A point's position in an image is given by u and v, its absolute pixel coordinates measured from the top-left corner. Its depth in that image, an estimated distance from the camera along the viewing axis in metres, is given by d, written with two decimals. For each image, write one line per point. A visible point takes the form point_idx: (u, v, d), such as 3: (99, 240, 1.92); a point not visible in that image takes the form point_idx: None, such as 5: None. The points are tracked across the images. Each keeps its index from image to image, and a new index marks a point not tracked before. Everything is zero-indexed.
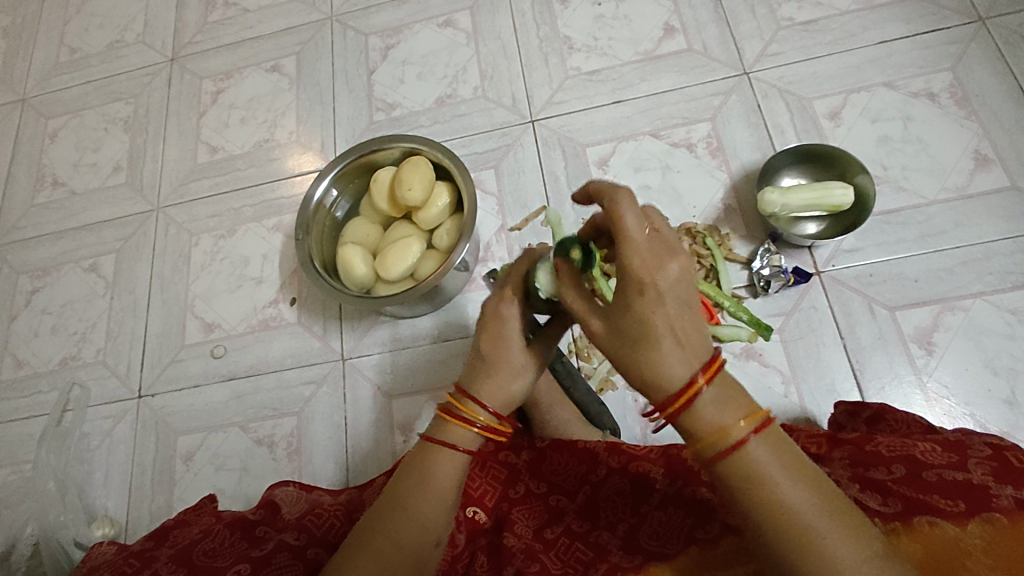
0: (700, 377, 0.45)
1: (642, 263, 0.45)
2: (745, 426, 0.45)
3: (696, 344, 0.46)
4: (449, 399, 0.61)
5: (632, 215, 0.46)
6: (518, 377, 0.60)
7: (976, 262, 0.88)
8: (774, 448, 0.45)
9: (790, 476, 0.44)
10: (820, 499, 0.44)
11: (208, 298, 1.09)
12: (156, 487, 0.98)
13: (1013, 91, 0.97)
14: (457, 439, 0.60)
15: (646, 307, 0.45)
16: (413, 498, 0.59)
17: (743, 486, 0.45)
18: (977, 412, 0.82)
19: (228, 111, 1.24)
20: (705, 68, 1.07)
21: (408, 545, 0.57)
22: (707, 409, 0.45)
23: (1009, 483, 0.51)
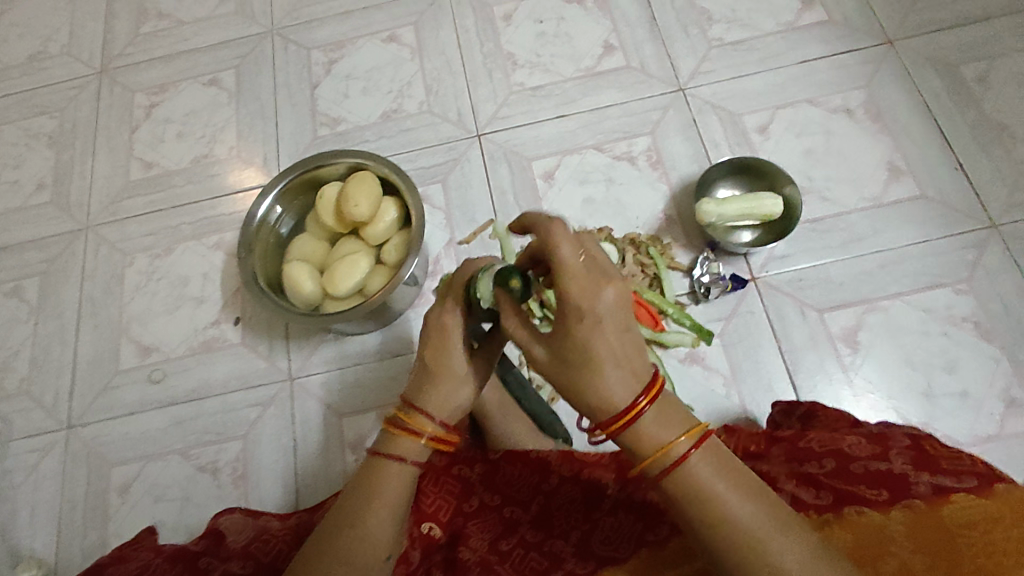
0: (640, 399, 0.48)
1: (579, 292, 0.48)
2: (686, 442, 0.48)
3: (634, 367, 0.49)
4: (397, 411, 0.61)
5: (566, 248, 0.48)
6: (465, 387, 0.61)
7: (893, 266, 0.95)
8: (716, 463, 0.48)
9: (730, 486, 0.48)
10: (761, 506, 0.47)
11: (144, 320, 1.05)
12: (89, 522, 0.93)
13: (920, 108, 1.05)
14: (404, 451, 0.60)
15: (586, 334, 0.49)
16: (360, 515, 0.58)
17: (689, 502, 0.48)
18: (900, 406, 0.88)
19: (163, 125, 1.20)
20: (643, 84, 1.12)
21: (359, 564, 0.56)
22: (650, 428, 0.49)
23: (927, 470, 0.55)
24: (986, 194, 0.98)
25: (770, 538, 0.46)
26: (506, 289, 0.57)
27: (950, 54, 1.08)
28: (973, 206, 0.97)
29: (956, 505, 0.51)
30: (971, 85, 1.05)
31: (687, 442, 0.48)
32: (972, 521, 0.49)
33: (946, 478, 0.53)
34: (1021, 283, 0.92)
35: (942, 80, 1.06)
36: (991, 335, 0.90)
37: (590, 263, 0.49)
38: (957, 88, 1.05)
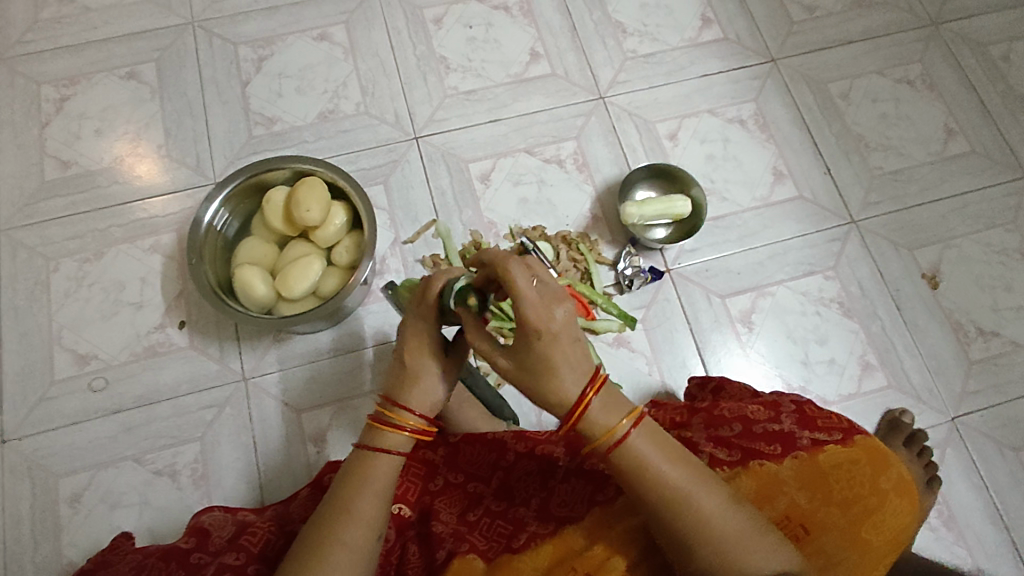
0: (588, 394, 0.58)
1: (535, 313, 0.56)
2: (626, 423, 0.59)
3: (582, 366, 0.58)
4: (379, 408, 0.68)
5: (521, 279, 0.56)
6: (442, 383, 0.68)
7: (778, 256, 1.13)
8: (650, 437, 0.60)
9: (664, 457, 0.60)
10: (681, 469, 0.60)
11: (78, 328, 1.03)
12: (40, 535, 0.93)
13: (798, 119, 1.24)
14: (392, 444, 0.68)
15: (544, 349, 0.57)
16: (355, 504, 0.65)
17: (632, 473, 0.60)
18: (784, 373, 1.07)
19: (78, 121, 1.15)
20: (568, 91, 1.22)
21: (359, 548, 0.64)
22: (598, 417, 0.59)
23: (807, 427, 0.71)
24: (848, 194, 1.18)
25: (694, 493, 0.59)
26: (466, 306, 0.63)
27: (821, 72, 1.27)
28: (839, 205, 1.18)
29: (829, 453, 0.68)
30: (837, 101, 1.25)
31: (627, 421, 0.60)
32: (840, 463, 0.68)
33: (820, 432, 0.71)
34: (872, 269, 1.14)
35: (814, 95, 1.25)
36: (851, 312, 1.11)
37: (542, 292, 0.57)
38: (827, 104, 1.25)
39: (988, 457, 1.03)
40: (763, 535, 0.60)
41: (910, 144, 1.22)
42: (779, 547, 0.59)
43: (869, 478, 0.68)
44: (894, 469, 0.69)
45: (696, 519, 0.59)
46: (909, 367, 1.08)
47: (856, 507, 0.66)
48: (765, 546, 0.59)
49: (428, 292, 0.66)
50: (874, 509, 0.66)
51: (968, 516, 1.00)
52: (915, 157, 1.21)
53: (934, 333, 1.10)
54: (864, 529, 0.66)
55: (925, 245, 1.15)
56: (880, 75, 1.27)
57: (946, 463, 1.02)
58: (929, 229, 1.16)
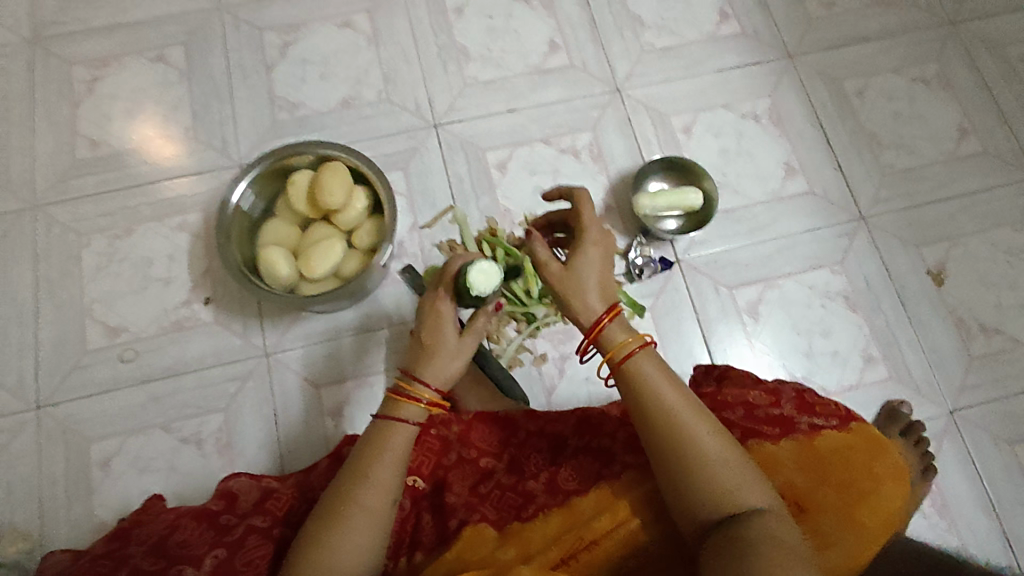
0: (608, 312, 0.66)
1: (594, 232, 0.71)
2: (635, 345, 0.65)
3: (608, 291, 0.68)
4: (398, 381, 0.72)
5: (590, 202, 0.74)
6: (458, 360, 0.72)
7: (787, 249, 1.16)
8: (656, 366, 0.65)
9: (666, 383, 0.64)
10: (681, 398, 0.64)
11: (109, 302, 1.07)
12: (73, 496, 0.98)
13: (812, 116, 1.25)
14: (409, 414, 0.70)
15: (590, 254, 0.69)
16: (372, 470, 0.68)
17: (636, 391, 0.64)
18: (788, 364, 1.10)
19: (109, 102, 1.19)
20: (586, 83, 1.24)
21: (375, 510, 0.67)
22: (610, 332, 0.66)
23: (807, 413, 0.75)
24: (858, 191, 1.20)
25: (690, 423, 0.62)
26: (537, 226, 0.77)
27: (837, 69, 1.28)
28: (848, 201, 1.19)
29: (826, 438, 0.72)
30: (852, 98, 1.27)
31: (636, 342, 0.65)
32: (838, 447, 0.71)
33: (819, 419, 0.74)
34: (879, 265, 1.16)
35: (829, 92, 1.27)
36: (856, 306, 1.13)
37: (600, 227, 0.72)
38: (841, 100, 1.26)
39: (984, 450, 1.06)
40: (750, 473, 0.61)
41: (922, 142, 1.24)
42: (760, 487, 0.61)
43: (865, 462, 0.71)
44: (890, 457, 0.72)
45: (687, 447, 0.61)
46: (911, 361, 1.10)
47: (852, 489, 0.69)
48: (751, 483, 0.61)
49: (447, 269, 0.76)
50: (870, 492, 0.69)
51: (962, 506, 1.03)
52: (926, 155, 1.23)
53: (937, 329, 1.12)
54: (860, 510, 0.68)
55: (932, 242, 1.17)
56: (895, 74, 1.28)
57: (943, 454, 1.05)
58: (937, 227, 1.18)
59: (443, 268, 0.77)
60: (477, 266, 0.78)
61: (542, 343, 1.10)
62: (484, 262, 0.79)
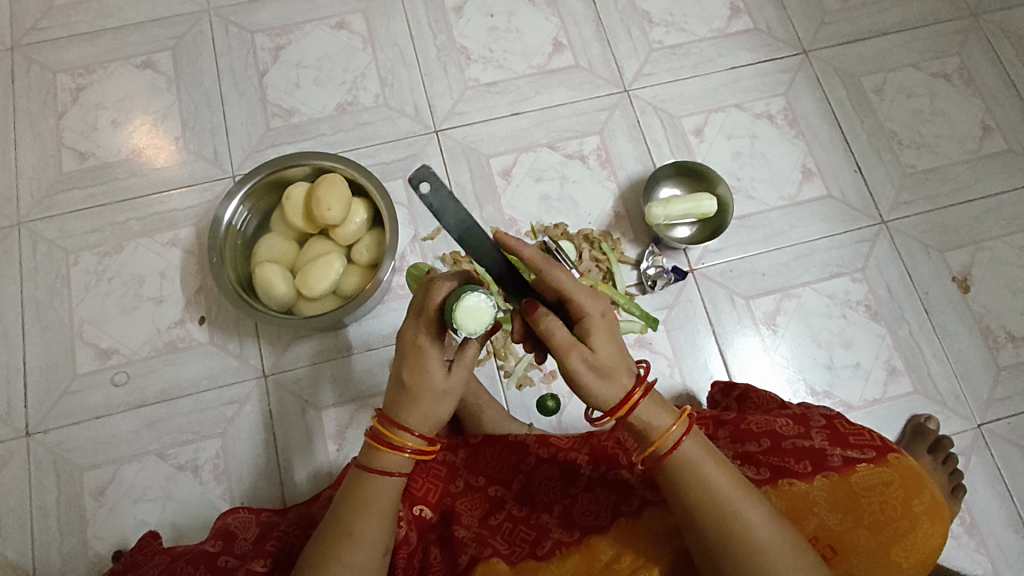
0: (637, 394, 0.59)
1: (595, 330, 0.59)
2: (678, 429, 0.61)
3: (623, 367, 0.60)
4: (376, 424, 0.64)
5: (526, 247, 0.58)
6: (445, 403, 0.63)
7: (805, 257, 1.11)
8: (700, 445, 0.62)
9: (711, 463, 0.61)
10: (728, 477, 0.61)
11: (99, 323, 1.03)
12: (66, 528, 0.94)
13: (828, 115, 1.20)
14: (397, 467, 0.64)
15: (600, 331, 0.59)
16: (360, 527, 0.63)
17: (683, 474, 0.61)
18: (808, 377, 1.05)
19: (95, 112, 1.14)
20: (592, 84, 1.19)
21: (362, 567, 0.62)
22: (647, 418, 0.61)
23: (839, 445, 0.71)
24: (878, 194, 1.15)
25: (741, 505, 0.60)
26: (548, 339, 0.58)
27: (854, 65, 1.23)
28: (868, 204, 1.14)
29: (861, 473, 0.67)
30: (870, 95, 1.21)
31: (678, 429, 0.61)
32: (872, 484, 0.66)
33: (853, 450, 0.70)
34: (902, 271, 1.11)
35: (846, 90, 1.21)
36: (878, 316, 1.09)
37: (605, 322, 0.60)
38: (859, 98, 1.21)
39: (1015, 466, 1.02)
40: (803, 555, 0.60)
41: (944, 141, 1.19)
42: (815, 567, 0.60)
43: (902, 501, 0.66)
44: (928, 491, 0.67)
45: (740, 537, 0.59)
46: (936, 373, 1.06)
47: (887, 530, 0.65)
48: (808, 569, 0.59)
49: (428, 300, 0.61)
50: (906, 532, 0.65)
51: (991, 524, 0.99)
52: (949, 155, 1.18)
53: (963, 338, 1.08)
54: (895, 551, 0.65)
55: (956, 247, 1.12)
56: (915, 69, 1.23)
57: (972, 470, 1.01)
58: (962, 231, 1.13)
59: (424, 293, 0.62)
60: (464, 301, 0.59)
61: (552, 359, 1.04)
62: (471, 299, 0.59)
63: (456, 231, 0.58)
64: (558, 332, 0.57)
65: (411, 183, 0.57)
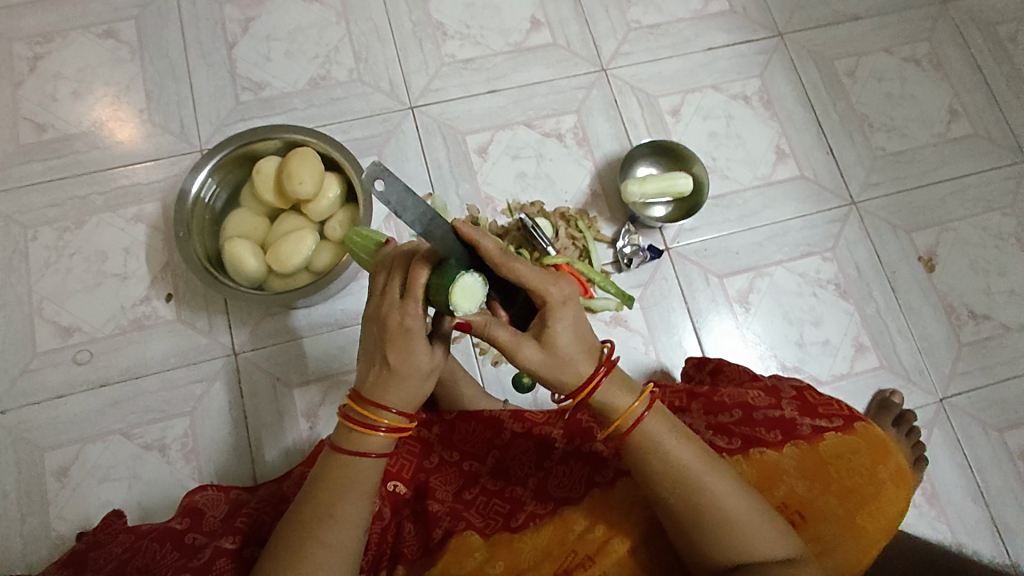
0: (600, 373, 0.59)
1: (558, 316, 0.58)
2: (640, 406, 0.61)
3: (586, 347, 0.60)
4: (351, 403, 0.62)
5: (488, 240, 0.57)
6: (428, 382, 0.62)
7: (778, 236, 1.12)
8: (663, 420, 0.62)
9: (676, 438, 0.61)
10: (693, 451, 0.61)
11: (60, 300, 0.99)
12: (26, 509, 0.91)
13: (802, 97, 1.21)
14: (377, 447, 0.63)
15: (560, 320, 0.58)
16: (337, 507, 0.62)
17: (647, 451, 0.61)
18: (779, 354, 1.07)
19: (54, 82, 1.09)
20: (569, 62, 1.18)
21: (343, 547, 0.61)
22: (611, 396, 0.61)
23: (808, 415, 0.72)
24: (849, 175, 1.17)
25: (709, 478, 0.60)
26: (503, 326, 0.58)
27: (828, 48, 1.24)
28: (840, 186, 1.16)
29: (829, 441, 0.69)
30: (843, 78, 1.23)
31: (642, 405, 0.61)
32: (840, 452, 0.68)
33: (822, 420, 0.72)
34: (870, 251, 1.13)
35: (820, 73, 1.23)
36: (848, 294, 1.11)
37: (568, 305, 0.59)
38: (832, 81, 1.22)
39: (974, 438, 1.05)
40: (772, 523, 0.61)
41: (913, 124, 1.21)
42: (785, 534, 0.61)
43: (868, 468, 0.68)
44: (893, 459, 0.69)
45: (709, 511, 0.59)
46: (902, 350, 1.08)
47: (854, 496, 0.66)
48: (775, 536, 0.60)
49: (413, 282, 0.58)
50: (872, 498, 0.67)
51: (952, 495, 1.02)
52: (917, 138, 1.20)
53: (928, 316, 1.11)
54: (862, 517, 0.66)
55: (923, 228, 1.15)
56: (887, 53, 1.25)
57: (934, 443, 1.04)
58: (929, 212, 1.16)
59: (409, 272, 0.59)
60: (464, 281, 0.56)
61: None
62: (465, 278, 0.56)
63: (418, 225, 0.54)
64: (497, 329, 0.58)
65: (368, 182, 0.50)
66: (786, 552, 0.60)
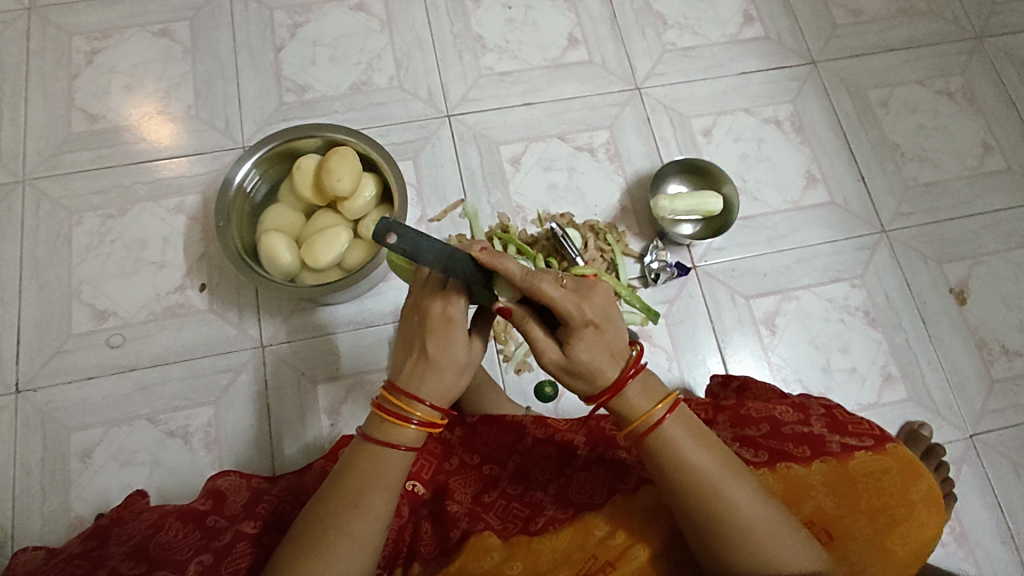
0: (628, 375, 0.60)
1: (581, 337, 0.59)
2: (661, 408, 0.61)
3: (614, 354, 0.60)
4: (385, 395, 0.63)
5: (511, 263, 0.57)
6: (463, 376, 0.63)
7: (806, 261, 1.12)
8: (684, 423, 0.62)
9: (696, 443, 0.61)
10: (713, 457, 0.61)
11: (98, 284, 1.02)
12: (49, 487, 0.92)
13: (834, 124, 1.22)
14: (411, 441, 0.63)
15: (582, 341, 0.59)
16: (364, 497, 0.61)
17: (665, 456, 0.61)
18: (804, 378, 1.06)
19: (108, 76, 1.13)
20: (604, 80, 1.20)
21: (365, 540, 0.61)
22: (631, 398, 0.61)
23: (838, 432, 0.72)
24: (879, 203, 1.17)
25: (728, 485, 0.60)
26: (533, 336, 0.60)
27: (862, 78, 1.25)
28: (870, 213, 1.16)
29: (859, 460, 0.68)
30: (876, 108, 1.23)
31: (662, 407, 0.61)
32: (870, 471, 0.67)
33: (851, 438, 0.71)
34: (900, 280, 1.12)
35: (853, 102, 1.23)
36: (876, 322, 1.10)
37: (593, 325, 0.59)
38: (865, 110, 1.23)
39: (1004, 475, 1.03)
40: (796, 534, 0.60)
41: (946, 156, 1.21)
42: (807, 547, 0.59)
43: (899, 488, 0.67)
44: (924, 481, 0.68)
45: (729, 518, 0.59)
46: (930, 382, 1.07)
47: (883, 516, 0.65)
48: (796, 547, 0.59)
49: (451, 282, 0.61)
50: (902, 519, 0.65)
51: (979, 533, 1.00)
52: (950, 170, 1.20)
53: (958, 349, 1.09)
54: (891, 538, 0.65)
55: (955, 260, 1.14)
56: (921, 86, 1.25)
57: (962, 479, 1.02)
58: (961, 244, 1.15)
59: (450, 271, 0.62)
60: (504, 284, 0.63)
61: None
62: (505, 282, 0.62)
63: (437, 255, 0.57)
64: (536, 330, 0.60)
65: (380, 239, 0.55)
66: (810, 565, 0.59)
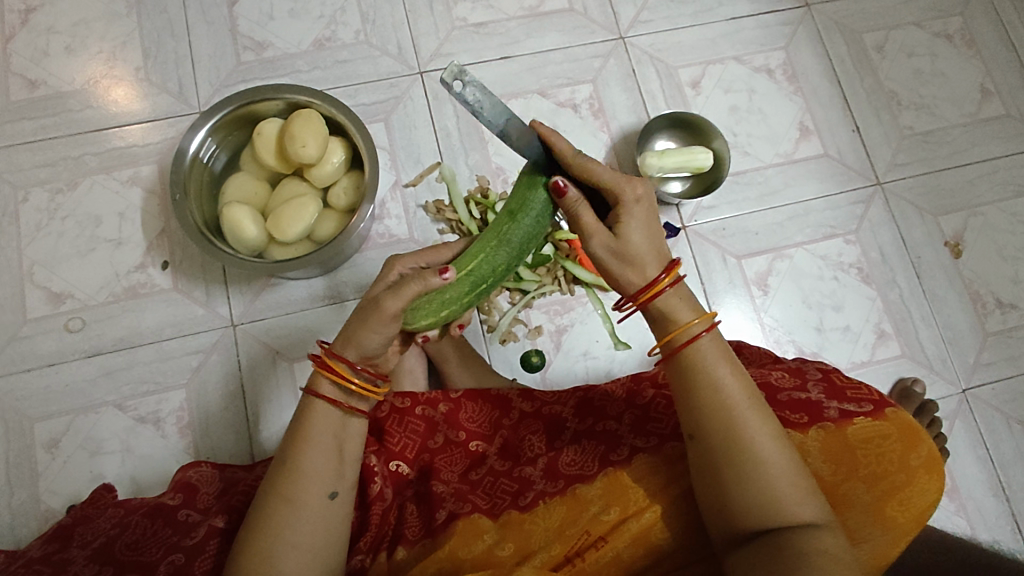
0: (663, 279, 0.58)
1: (626, 216, 0.58)
2: (698, 326, 0.59)
3: (657, 254, 0.59)
4: (321, 354, 0.61)
5: (561, 140, 0.59)
6: (377, 333, 0.60)
7: (799, 218, 1.08)
8: (718, 346, 0.60)
9: (727, 365, 0.59)
10: (744, 384, 0.59)
11: (51, 265, 0.95)
12: (15, 481, 0.88)
13: (828, 72, 1.16)
14: (363, 403, 0.63)
15: (632, 217, 0.58)
16: (304, 462, 0.59)
17: (692, 373, 0.59)
18: (797, 339, 1.03)
19: (46, 36, 1.04)
20: (586, 29, 1.13)
21: (313, 507, 0.58)
22: (671, 303, 0.59)
23: (835, 398, 0.69)
24: (875, 154, 1.12)
25: (751, 412, 0.57)
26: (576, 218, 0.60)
27: (857, 21, 1.18)
28: (865, 165, 1.12)
29: (857, 425, 0.65)
30: (871, 53, 1.17)
31: (699, 325, 0.59)
32: (869, 437, 0.65)
33: (850, 404, 0.68)
34: (895, 234, 1.09)
35: (847, 47, 1.17)
36: (870, 279, 1.07)
37: (644, 209, 0.59)
38: (860, 56, 1.17)
39: (996, 429, 1.02)
40: (806, 481, 0.57)
41: (943, 103, 1.16)
42: (813, 497, 0.56)
43: (898, 454, 0.64)
44: (925, 446, 0.65)
45: (746, 447, 0.56)
46: (925, 338, 1.05)
47: (883, 483, 0.63)
48: (803, 488, 0.56)
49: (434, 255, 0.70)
50: (902, 486, 0.63)
51: (971, 488, 0.99)
52: (947, 117, 1.15)
53: (952, 303, 1.07)
54: (890, 506, 0.63)
55: (951, 211, 1.10)
56: (918, 28, 1.19)
57: (954, 434, 1.01)
58: (957, 195, 1.11)
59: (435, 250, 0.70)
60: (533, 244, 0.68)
61: (537, 315, 0.99)
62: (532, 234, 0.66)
63: (499, 128, 0.53)
64: (584, 212, 0.59)
65: (447, 85, 0.48)
66: (811, 514, 0.56)
